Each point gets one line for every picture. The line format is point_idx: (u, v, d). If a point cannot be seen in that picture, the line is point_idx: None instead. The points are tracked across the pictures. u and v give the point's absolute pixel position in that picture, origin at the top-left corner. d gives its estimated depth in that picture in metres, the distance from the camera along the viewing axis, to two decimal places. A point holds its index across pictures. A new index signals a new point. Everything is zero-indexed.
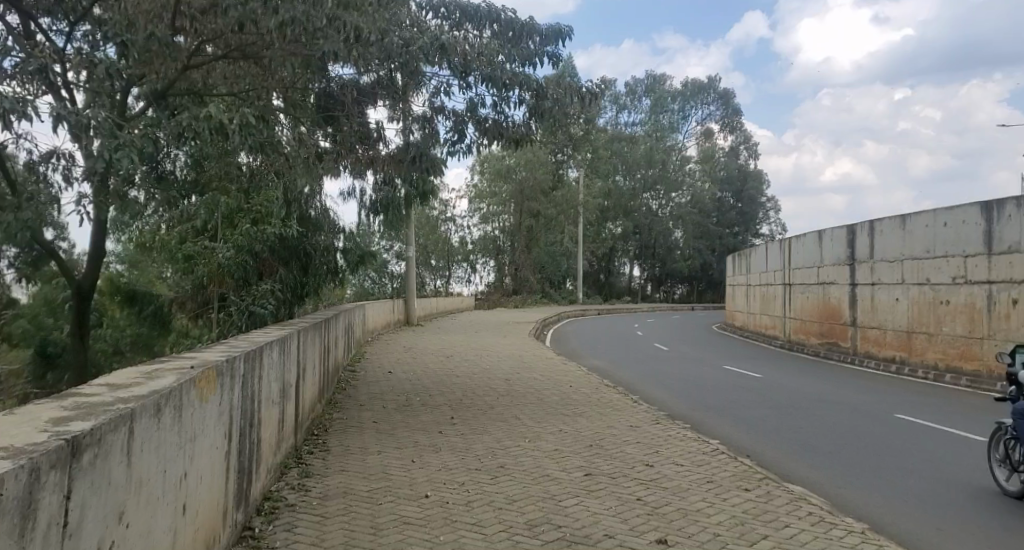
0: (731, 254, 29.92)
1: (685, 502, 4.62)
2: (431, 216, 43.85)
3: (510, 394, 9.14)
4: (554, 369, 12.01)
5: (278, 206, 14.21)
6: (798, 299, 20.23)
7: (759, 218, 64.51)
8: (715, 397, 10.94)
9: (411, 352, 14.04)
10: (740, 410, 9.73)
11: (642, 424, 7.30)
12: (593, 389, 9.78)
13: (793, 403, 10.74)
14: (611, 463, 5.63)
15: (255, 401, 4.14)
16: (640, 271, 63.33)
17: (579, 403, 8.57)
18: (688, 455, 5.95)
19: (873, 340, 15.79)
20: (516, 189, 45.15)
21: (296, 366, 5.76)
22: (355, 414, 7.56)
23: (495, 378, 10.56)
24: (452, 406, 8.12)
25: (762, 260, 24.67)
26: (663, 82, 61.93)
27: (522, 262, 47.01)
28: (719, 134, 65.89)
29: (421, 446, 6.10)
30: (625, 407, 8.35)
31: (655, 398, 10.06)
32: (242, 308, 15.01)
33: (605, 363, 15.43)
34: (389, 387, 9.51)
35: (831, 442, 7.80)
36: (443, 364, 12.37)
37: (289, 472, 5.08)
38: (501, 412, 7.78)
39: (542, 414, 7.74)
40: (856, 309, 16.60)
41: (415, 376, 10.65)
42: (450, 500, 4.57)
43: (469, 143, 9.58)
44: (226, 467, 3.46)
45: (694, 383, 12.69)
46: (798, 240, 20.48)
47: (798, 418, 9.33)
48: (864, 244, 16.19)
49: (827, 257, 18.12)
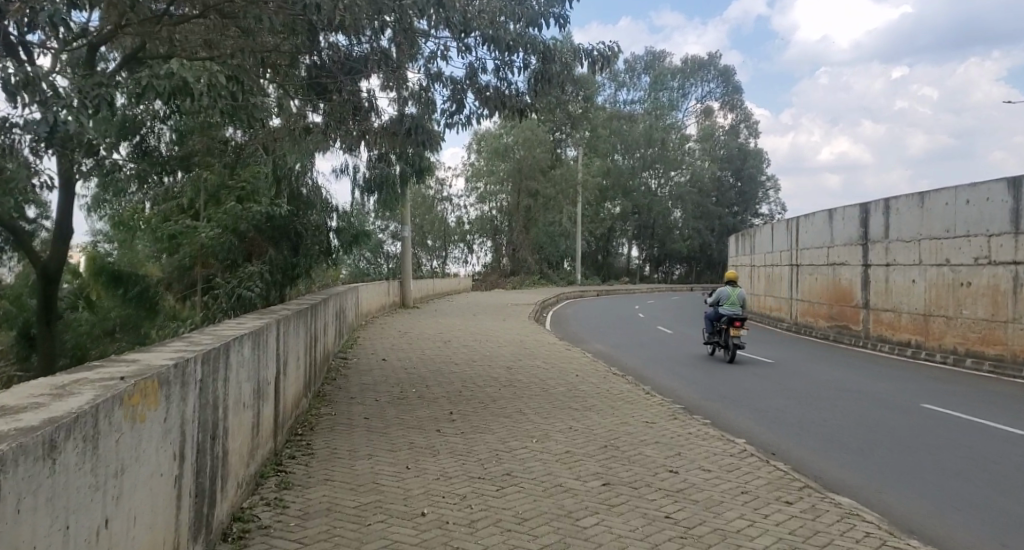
0: (734, 234, 29.31)
1: (721, 521, 4.01)
2: (428, 195, 43.01)
3: (512, 384, 8.52)
4: (558, 356, 11.39)
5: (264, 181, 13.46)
6: (806, 280, 19.62)
7: (759, 197, 63.84)
8: (728, 386, 10.34)
9: (407, 337, 13.40)
10: (757, 402, 9.13)
11: (658, 420, 6.69)
12: (600, 378, 9.16)
13: (811, 392, 10.13)
14: (630, 468, 5.01)
15: (219, 409, 3.49)
16: (638, 251, 62.67)
17: (587, 395, 7.96)
18: (715, 459, 5.34)
19: (886, 323, 15.20)
20: (514, 167, 44.35)
21: (276, 360, 5.10)
22: (345, 409, 6.93)
23: (496, 366, 9.94)
24: (451, 399, 7.50)
25: (767, 240, 24.06)
26: (663, 59, 60.88)
27: (520, 243, 46.30)
28: (719, 112, 64.99)
29: (416, 448, 5.48)
30: (637, 399, 7.74)
31: (665, 388, 9.46)
32: (229, 291, 14.41)
33: (607, 348, 14.86)
34: (383, 377, 8.88)
35: (861, 439, 7.19)
36: (440, 350, 11.74)
37: (265, 484, 4.44)
38: (504, 406, 7.16)
39: (548, 409, 7.12)
40: (868, 291, 15.99)
41: (411, 364, 10.02)
42: (450, 520, 3.95)
43: (469, 115, 8.89)
44: (177, 495, 2.81)
45: (703, 370, 12.10)
46: (807, 219, 19.83)
47: (820, 410, 8.72)
48: (878, 223, 15.55)
49: (838, 237, 17.49)
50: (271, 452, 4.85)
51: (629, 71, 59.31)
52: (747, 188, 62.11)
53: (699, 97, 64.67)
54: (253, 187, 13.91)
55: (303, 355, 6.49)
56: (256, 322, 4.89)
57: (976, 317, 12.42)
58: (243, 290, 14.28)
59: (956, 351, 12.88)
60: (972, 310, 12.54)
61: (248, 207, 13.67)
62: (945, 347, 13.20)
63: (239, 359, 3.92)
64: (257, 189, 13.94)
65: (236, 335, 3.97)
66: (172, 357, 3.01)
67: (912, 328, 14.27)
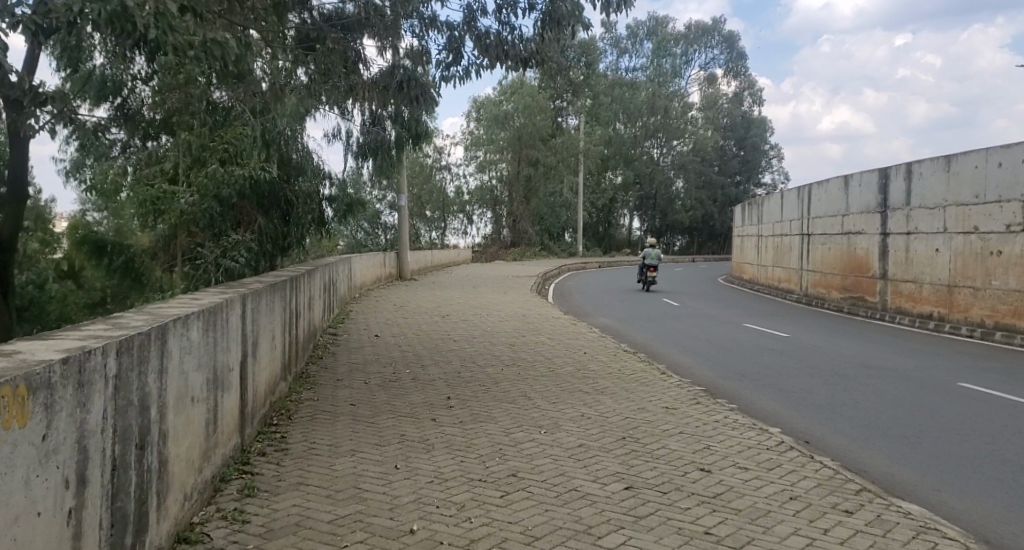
0: (741, 204, 28.53)
1: (775, 539, 3.31)
2: (425, 164, 41.95)
3: (514, 364, 7.80)
4: (563, 331, 10.66)
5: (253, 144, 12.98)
6: (819, 250, 18.86)
7: (762, 166, 62.85)
8: (745, 364, 9.65)
9: (402, 311, 12.67)
10: (779, 381, 8.43)
11: (680, 405, 5.96)
12: (611, 356, 8.43)
13: (834, 369, 9.43)
14: (656, 466, 4.31)
15: (152, 411, 2.75)
16: (640, 222, 61.73)
17: (598, 376, 7.23)
18: (752, 455, 4.62)
19: (906, 294, 14.45)
20: (513, 135, 43.28)
21: (241, 340, 4.35)
22: (329, 393, 6.21)
23: (496, 343, 9.21)
24: (448, 381, 6.78)
25: (776, 209, 23.24)
26: (666, 24, 59.36)
27: (520, 213, 45.36)
28: (723, 79, 63.67)
29: (407, 441, 4.77)
30: (653, 380, 7.02)
31: (680, 367, 8.77)
32: (212, 262, 13.74)
33: (612, 322, 14.21)
34: (374, 356, 8.14)
35: (901, 424, 6.50)
36: (437, 325, 11.00)
37: (224, 491, 3.72)
38: (507, 390, 6.43)
39: (555, 392, 6.40)
40: (886, 261, 15.22)
41: (405, 341, 9.29)
42: (445, 539, 3.23)
43: (467, 67, 8.07)
44: (73, 536, 2.07)
45: (716, 344, 11.43)
46: (820, 186, 19.03)
47: (849, 390, 8.02)
48: (899, 189, 14.76)
49: (854, 204, 16.71)
50: (234, 450, 4.11)
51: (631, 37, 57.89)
52: (750, 157, 61.06)
53: (703, 63, 63.27)
54: (235, 148, 13.20)
55: (280, 333, 5.74)
56: (215, 297, 4.13)
57: (1007, 288, 11.68)
58: (225, 259, 13.62)
59: (984, 324, 12.15)
60: (1002, 280, 11.80)
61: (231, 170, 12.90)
62: (971, 320, 12.47)
63: (182, 342, 3.15)
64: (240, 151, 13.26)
65: (179, 313, 3.19)
66: (69, 346, 2.25)
67: (934, 300, 13.53)
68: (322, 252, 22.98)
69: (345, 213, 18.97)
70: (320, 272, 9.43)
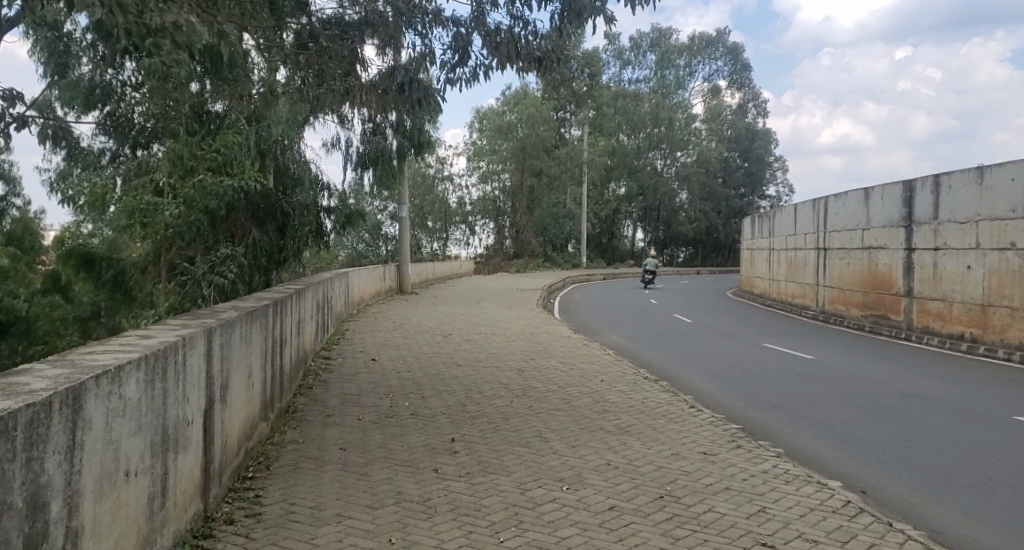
0: (750, 216, 27.85)
1: None
2: (427, 175, 41.20)
3: (525, 395, 7.05)
4: (574, 353, 9.91)
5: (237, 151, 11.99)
6: (837, 266, 18.12)
7: (767, 179, 62.25)
8: (774, 393, 8.87)
9: (401, 330, 11.93)
10: (815, 414, 7.66)
11: (719, 452, 5.21)
12: (630, 385, 7.67)
13: (872, 398, 8.64)
14: (706, 541, 3.55)
15: (51, 510, 1.99)
16: (643, 234, 60.95)
17: (619, 410, 6.48)
18: (818, 521, 3.88)
19: (934, 314, 13.68)
20: (517, 146, 42.65)
21: (205, 388, 3.58)
22: (318, 433, 5.46)
23: (504, 368, 8.47)
24: (452, 418, 6.03)
25: (790, 222, 22.50)
26: (670, 35, 58.80)
27: (523, 224, 44.67)
28: (727, 91, 63.18)
29: (404, 503, 4.02)
30: (683, 417, 6.25)
31: (706, 396, 8.02)
32: (197, 279, 12.92)
33: (623, 341, 13.46)
34: (371, 385, 7.38)
35: (967, 469, 5.73)
36: (439, 347, 10.24)
37: None
38: (520, 431, 5.68)
39: (574, 433, 5.66)
40: (912, 277, 14.48)
41: (405, 366, 8.54)
42: None
43: (474, 68, 7.38)
44: None
45: (738, 368, 10.66)
46: (837, 198, 18.33)
47: (895, 425, 7.24)
48: (926, 202, 14.03)
49: (876, 218, 15.99)
50: (192, 521, 3.36)
51: (635, 47, 57.47)
52: (755, 169, 60.45)
53: (707, 74, 62.72)
54: (224, 157, 12.18)
55: (260, 368, 4.99)
56: (174, 333, 3.39)
57: None
58: (213, 276, 12.89)
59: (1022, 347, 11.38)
60: None
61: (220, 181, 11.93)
62: (1007, 342, 11.70)
63: (111, 405, 2.39)
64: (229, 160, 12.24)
65: (110, 366, 2.44)
66: None
67: (966, 320, 12.75)
68: (320, 264, 22.25)
69: (344, 225, 18.24)
70: (314, 291, 8.71)
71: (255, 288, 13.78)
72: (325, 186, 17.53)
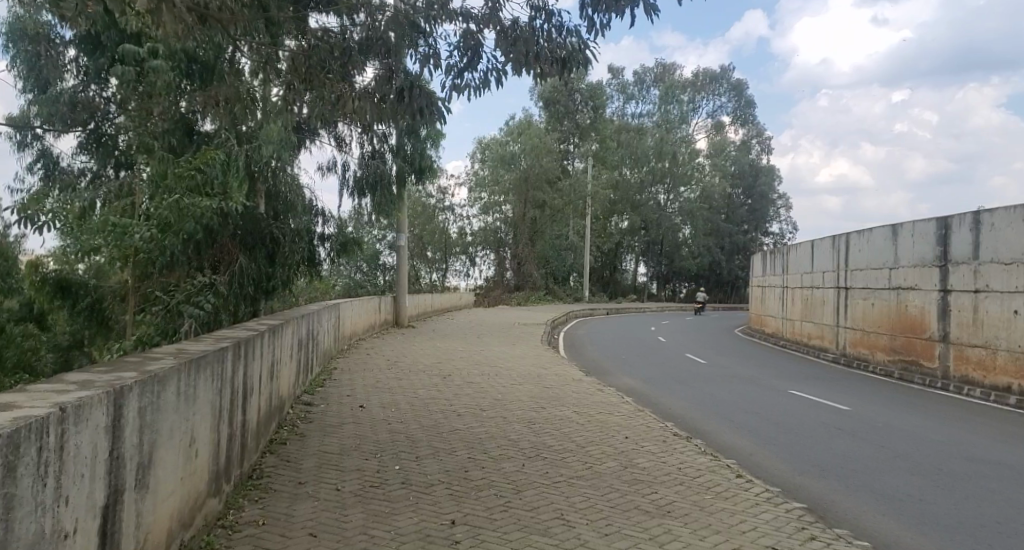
0: (761, 252, 26.95)
1: None
2: (426, 204, 40.23)
3: (539, 456, 5.96)
4: (589, 401, 8.81)
5: (216, 169, 11.03)
6: (860, 306, 17.11)
7: (771, 215, 61.52)
8: (816, 452, 7.79)
9: (395, 369, 10.83)
10: (872, 482, 6.58)
11: (791, 546, 4.11)
12: (659, 444, 6.57)
13: (931, 459, 7.54)
14: None
15: None
16: (645, 269, 60.02)
17: (653, 480, 5.39)
18: None
19: (974, 361, 12.60)
20: (519, 177, 41.84)
21: (106, 476, 2.50)
22: (284, 512, 4.39)
23: (511, 420, 7.38)
24: (452, 491, 4.95)
25: (805, 259, 21.54)
26: (674, 70, 58.53)
27: (525, 256, 43.72)
28: (730, 126, 62.75)
29: None
30: (732, 491, 5.15)
31: (744, 458, 6.95)
32: (170, 307, 11.63)
33: (635, 383, 12.40)
34: (358, 440, 6.29)
35: None
36: (437, 391, 9.15)
37: None
38: (537, 511, 4.58)
39: (604, 515, 4.57)
40: (947, 321, 13.44)
41: (397, 415, 7.44)
42: None
43: (485, 72, 6.42)
44: None
45: (770, 420, 9.55)
46: (860, 235, 17.38)
47: (974, 498, 6.13)
48: (964, 241, 13.04)
49: (905, 257, 15.00)
50: None
51: (638, 82, 57.28)
52: (758, 205, 59.77)
53: (710, 110, 62.33)
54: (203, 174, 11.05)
55: (208, 432, 3.89)
56: (55, 400, 2.33)
57: None
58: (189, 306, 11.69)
59: None
60: None
61: (198, 199, 10.55)
62: None
63: None
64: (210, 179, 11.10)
65: None
66: None
67: (1012, 370, 11.67)
68: (313, 293, 21.18)
69: (338, 253, 17.22)
70: (295, 326, 7.67)
71: (239, 318, 12.84)
72: (319, 211, 16.55)
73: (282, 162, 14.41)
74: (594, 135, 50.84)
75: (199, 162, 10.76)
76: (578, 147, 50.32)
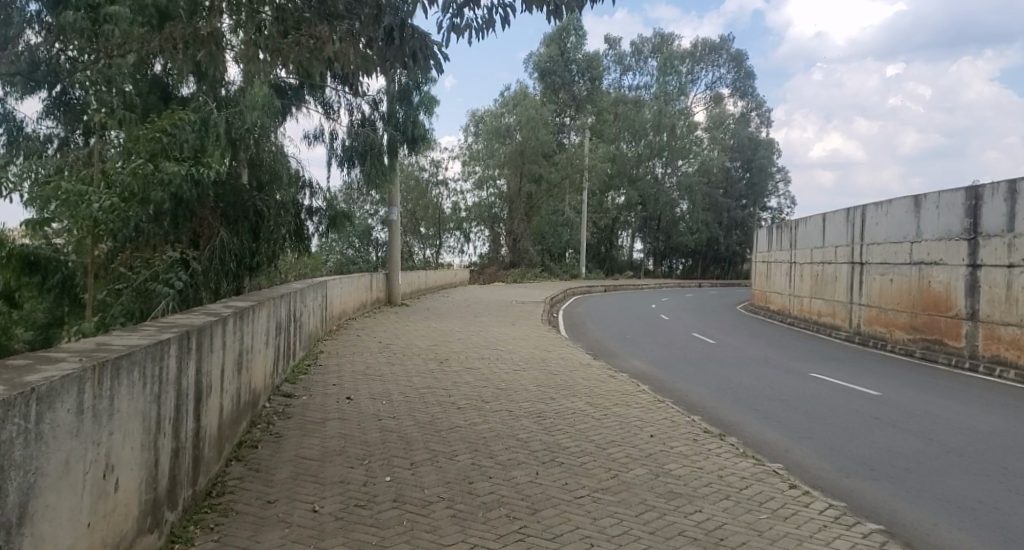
0: (766, 226, 26.10)
1: None
2: (420, 178, 38.86)
3: (555, 461, 5.07)
4: (602, 390, 7.94)
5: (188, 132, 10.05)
6: (877, 283, 16.28)
7: (770, 190, 60.62)
8: (859, 447, 6.96)
9: (387, 353, 9.93)
10: (935, 486, 5.75)
11: None
12: (690, 444, 5.69)
13: (990, 455, 6.72)
14: None
15: None
16: (642, 245, 59.05)
17: (693, 493, 4.52)
18: None
19: (1007, 342, 11.78)
20: (514, 150, 40.70)
21: None
22: (245, 546, 3.50)
23: (519, 414, 6.50)
24: (455, 511, 4.05)
25: (815, 233, 20.67)
26: (672, 40, 57.12)
27: (521, 232, 42.68)
28: (729, 99, 61.52)
29: None
30: (790, 510, 4.28)
31: (783, 459, 6.10)
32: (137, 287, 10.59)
33: (644, 366, 11.56)
34: (343, 442, 5.39)
35: None
36: (433, 378, 8.25)
37: None
38: (561, 541, 3.70)
39: (643, 545, 3.68)
40: (976, 299, 12.60)
41: (388, 409, 6.54)
42: None
43: (490, 8, 5.43)
44: None
45: (799, 409, 8.75)
46: (878, 207, 16.46)
47: None
48: (997, 212, 12.15)
49: (930, 229, 14.12)
50: None
51: (635, 53, 55.96)
52: (757, 179, 58.81)
53: (709, 82, 61.02)
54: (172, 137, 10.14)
55: (137, 454, 2.95)
56: None
57: None
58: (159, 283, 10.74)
59: None
60: None
61: (165, 164, 9.54)
62: None
63: None
64: (178, 141, 10.20)
65: None
66: None
67: None
68: (301, 270, 20.19)
69: (327, 227, 16.25)
70: (274, 307, 6.79)
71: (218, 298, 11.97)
72: (305, 183, 15.55)
73: (266, 129, 13.43)
74: (590, 107, 49.58)
75: (166, 124, 9.79)
76: (574, 120, 49.05)
